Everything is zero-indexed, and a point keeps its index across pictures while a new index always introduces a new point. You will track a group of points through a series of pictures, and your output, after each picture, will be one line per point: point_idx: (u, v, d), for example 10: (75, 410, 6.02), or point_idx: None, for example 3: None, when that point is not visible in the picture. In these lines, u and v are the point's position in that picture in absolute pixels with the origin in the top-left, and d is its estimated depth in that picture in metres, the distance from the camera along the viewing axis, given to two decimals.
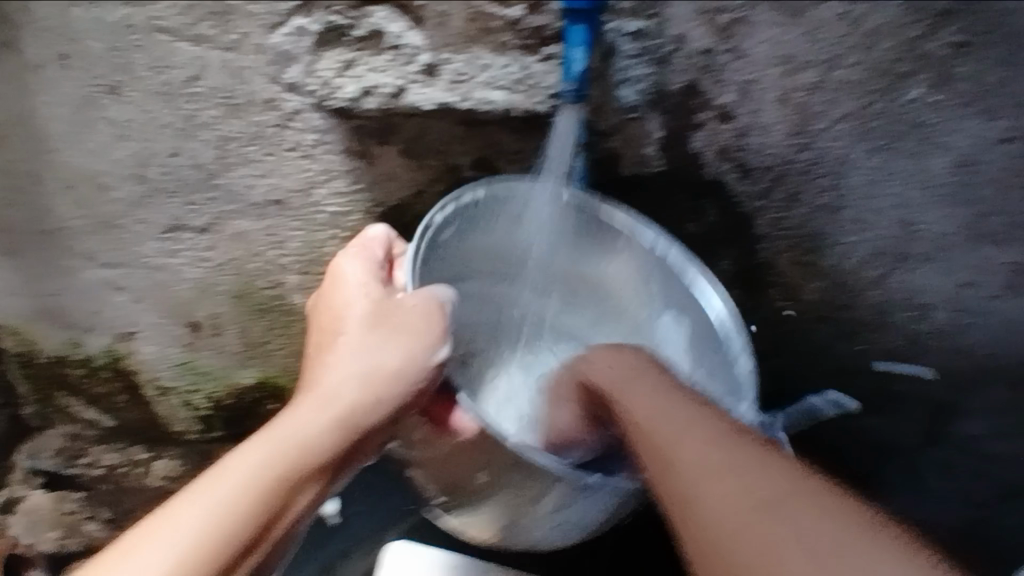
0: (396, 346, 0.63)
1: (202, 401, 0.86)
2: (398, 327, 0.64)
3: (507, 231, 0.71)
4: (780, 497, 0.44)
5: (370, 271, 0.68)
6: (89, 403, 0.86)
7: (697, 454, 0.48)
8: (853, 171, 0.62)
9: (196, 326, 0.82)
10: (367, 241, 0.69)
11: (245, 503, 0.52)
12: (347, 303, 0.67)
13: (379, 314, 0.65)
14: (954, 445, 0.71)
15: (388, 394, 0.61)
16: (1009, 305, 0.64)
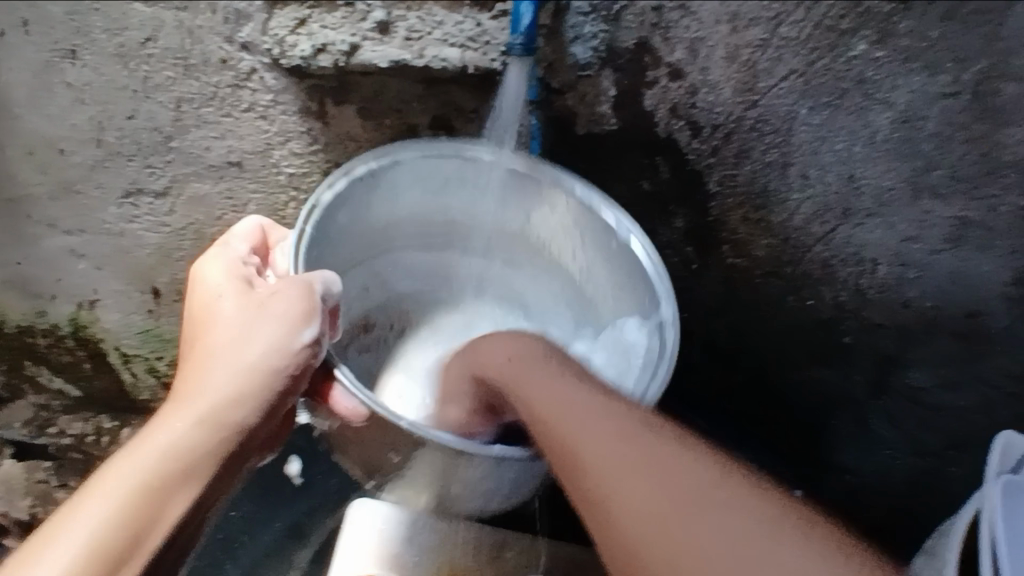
0: (234, 333, 0.59)
1: (166, 367, 0.93)
2: (270, 311, 0.59)
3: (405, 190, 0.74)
4: (675, 495, 0.46)
5: (236, 267, 0.65)
6: (58, 370, 0.90)
7: (645, 512, 0.46)
8: (797, 128, 0.64)
9: (156, 293, 0.86)
10: (237, 233, 0.68)
11: (112, 517, 0.52)
12: (207, 292, 0.63)
13: (248, 306, 0.61)
14: (901, 394, 0.76)
15: (257, 382, 0.58)
16: (949, 258, 0.66)
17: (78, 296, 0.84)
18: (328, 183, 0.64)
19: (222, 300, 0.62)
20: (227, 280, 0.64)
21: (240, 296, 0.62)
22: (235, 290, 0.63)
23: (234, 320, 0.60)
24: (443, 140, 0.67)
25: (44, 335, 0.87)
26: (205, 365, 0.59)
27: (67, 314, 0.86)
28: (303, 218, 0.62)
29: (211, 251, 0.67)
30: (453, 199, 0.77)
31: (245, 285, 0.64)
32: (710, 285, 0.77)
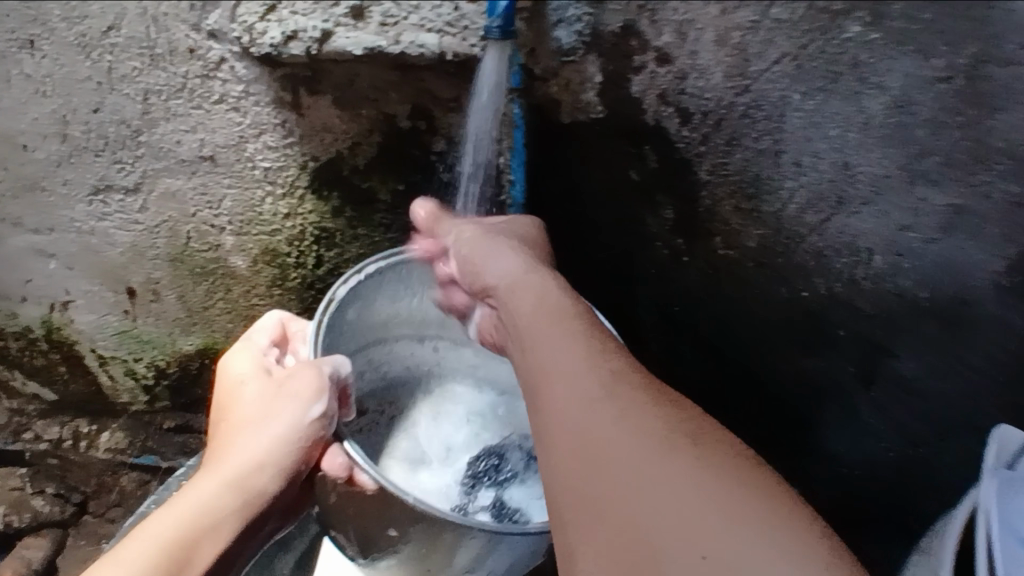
0: (262, 419, 0.67)
1: (144, 370, 0.89)
2: (287, 391, 0.67)
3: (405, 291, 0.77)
4: (611, 440, 0.44)
5: (258, 357, 0.73)
6: (31, 374, 0.89)
7: (583, 454, 0.45)
8: (790, 114, 0.62)
9: (131, 294, 0.81)
10: (261, 328, 0.74)
11: (158, 547, 0.61)
12: (235, 385, 0.71)
13: (265, 394, 0.69)
14: (887, 381, 0.73)
15: (280, 452, 0.66)
16: (942, 244, 0.62)
17: (49, 297, 0.81)
18: (342, 282, 0.67)
19: (240, 391, 0.70)
20: (255, 369, 0.72)
21: (262, 390, 0.70)
22: (258, 381, 0.71)
23: (250, 407, 0.69)
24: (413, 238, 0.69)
25: (16, 338, 0.84)
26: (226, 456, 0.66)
27: (40, 316, 0.83)
28: (320, 311, 0.65)
29: (233, 351, 0.73)
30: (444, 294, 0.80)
31: (266, 375, 0.71)
32: (696, 276, 0.75)
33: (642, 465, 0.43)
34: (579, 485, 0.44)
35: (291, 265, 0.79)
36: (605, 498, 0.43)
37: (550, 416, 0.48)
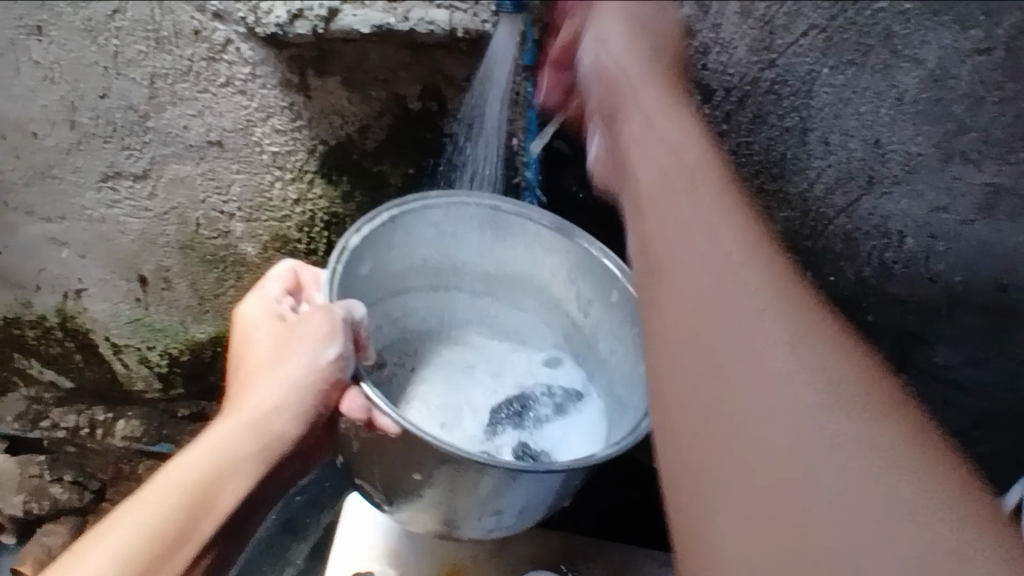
0: (279, 361, 0.62)
1: (158, 358, 0.88)
2: (301, 334, 0.62)
3: (413, 247, 0.73)
4: (730, 318, 0.40)
5: (270, 306, 0.69)
6: (48, 362, 0.89)
7: (714, 362, 0.39)
8: (819, 90, 0.59)
9: (142, 282, 0.81)
10: (272, 277, 0.71)
11: (167, 509, 0.56)
12: (252, 332, 0.67)
13: (281, 340, 0.64)
14: (924, 374, 0.70)
15: (298, 398, 0.62)
16: (983, 228, 0.61)
17: (63, 285, 0.80)
18: (355, 230, 0.64)
19: (256, 341, 0.66)
20: (272, 319, 0.68)
21: (278, 335, 0.66)
22: (274, 328, 0.67)
23: (267, 354, 0.65)
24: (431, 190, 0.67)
25: (32, 326, 0.84)
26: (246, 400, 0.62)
27: (54, 304, 0.82)
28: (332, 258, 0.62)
29: (248, 304, 0.69)
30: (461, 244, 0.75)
31: (281, 323, 0.67)
32: None
33: (771, 377, 0.38)
34: (708, 402, 0.39)
35: (301, 252, 0.78)
36: (714, 409, 0.39)
37: (673, 278, 0.43)
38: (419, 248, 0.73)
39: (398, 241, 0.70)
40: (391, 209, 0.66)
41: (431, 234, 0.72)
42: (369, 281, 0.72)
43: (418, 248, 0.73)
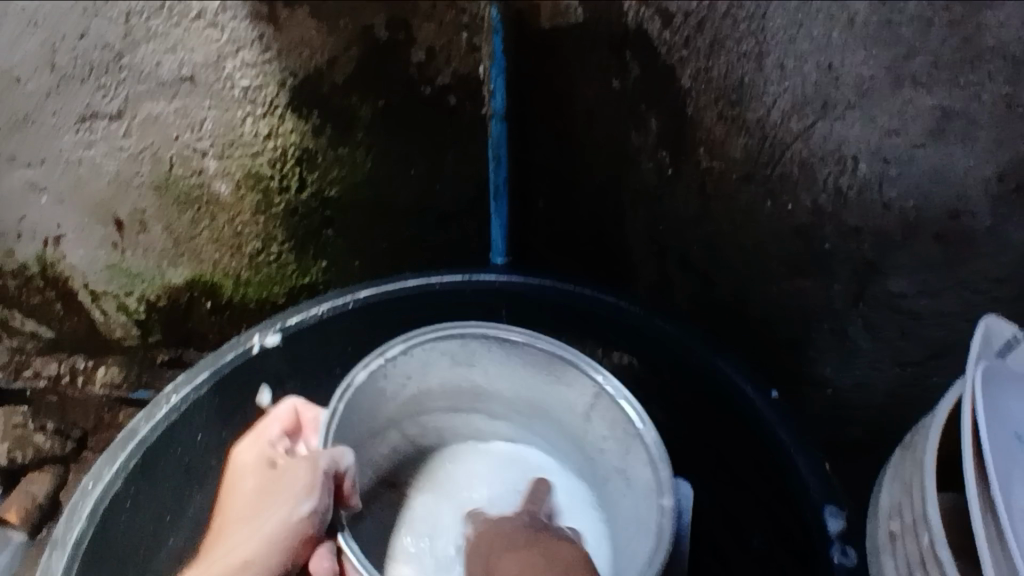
0: (263, 493, 0.63)
1: (135, 304, 0.89)
2: (280, 492, 0.60)
3: (427, 371, 0.68)
4: None
5: (262, 446, 0.67)
6: (30, 312, 0.90)
7: None
8: (774, 14, 0.60)
9: (118, 226, 0.81)
10: (273, 416, 0.69)
11: None
12: (242, 478, 0.68)
13: (263, 475, 0.65)
14: (879, 303, 0.74)
15: (266, 553, 0.59)
16: (931, 152, 0.63)
17: (43, 232, 0.81)
18: (361, 366, 0.62)
19: (247, 475, 0.67)
20: (262, 457, 0.67)
21: (262, 476, 0.65)
22: (257, 467, 0.66)
23: (254, 479, 0.66)
24: (435, 332, 0.65)
25: (13, 278, 0.85)
26: (246, 346, 0.70)
27: (34, 253, 0.83)
28: (333, 400, 0.60)
29: (256, 429, 0.69)
30: (481, 369, 0.69)
31: (269, 464, 0.65)
32: (681, 189, 0.71)
33: None
34: None
35: (274, 190, 0.77)
36: None
37: None
38: (434, 373, 0.68)
39: (402, 358, 0.65)
40: (402, 341, 0.64)
41: (433, 358, 0.67)
42: (357, 425, 0.65)
43: (434, 372, 0.68)
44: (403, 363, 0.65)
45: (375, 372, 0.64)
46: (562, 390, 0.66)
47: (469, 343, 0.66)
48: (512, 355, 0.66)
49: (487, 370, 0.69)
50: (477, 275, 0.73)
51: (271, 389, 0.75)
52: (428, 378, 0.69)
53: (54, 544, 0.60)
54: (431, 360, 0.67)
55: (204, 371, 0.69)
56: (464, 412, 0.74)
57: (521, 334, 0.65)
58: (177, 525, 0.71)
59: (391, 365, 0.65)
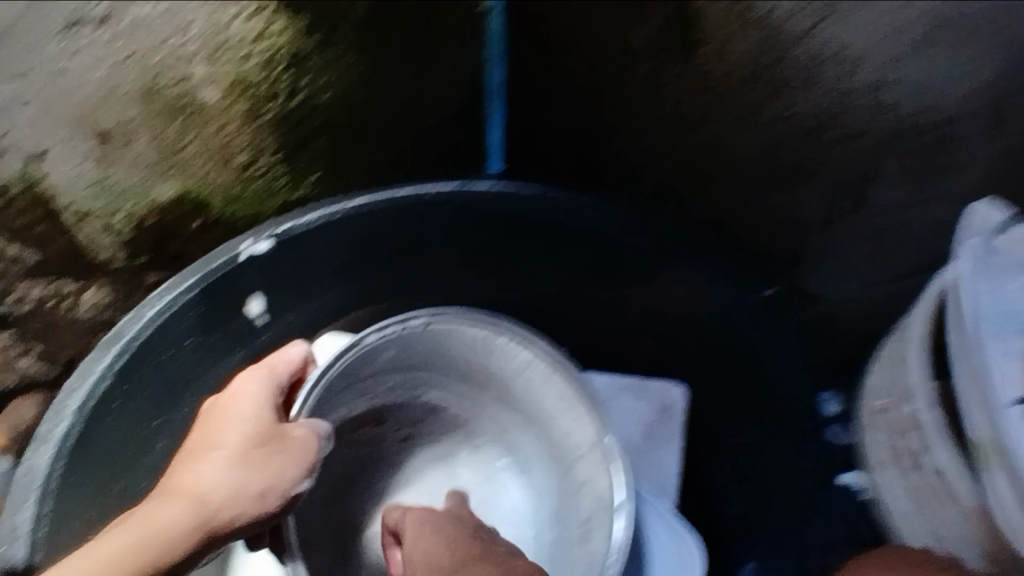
0: (235, 492, 0.58)
1: (124, 223, 0.78)
2: (278, 459, 0.60)
3: (450, 350, 0.69)
4: None
5: (266, 394, 0.63)
6: (20, 232, 0.72)
7: None
8: None
9: (102, 139, 0.70)
10: (284, 361, 0.66)
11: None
12: (230, 414, 0.61)
13: (246, 462, 0.59)
14: (868, 211, 0.76)
15: (234, 504, 0.58)
16: (933, 53, 0.62)
17: (22, 150, 0.67)
18: (375, 329, 0.64)
19: (219, 456, 0.59)
20: (251, 437, 0.60)
21: (243, 464, 0.58)
22: (241, 449, 0.59)
23: (229, 472, 0.58)
24: (447, 317, 0.66)
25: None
26: (235, 253, 0.68)
27: (17, 170, 0.68)
28: (337, 353, 0.63)
29: (253, 381, 0.64)
30: (495, 362, 0.69)
31: (255, 451, 0.59)
32: (676, 90, 0.71)
33: None
34: None
35: (263, 97, 0.71)
36: None
37: None
38: (452, 345, 0.68)
39: (421, 339, 0.67)
40: (423, 315, 0.65)
41: (457, 340, 0.68)
42: (366, 378, 0.69)
43: (454, 353, 0.69)
44: (414, 339, 0.67)
45: (396, 338, 0.66)
46: (564, 427, 0.67)
47: (491, 339, 0.67)
48: (532, 378, 0.67)
49: (505, 368, 0.68)
50: (472, 184, 0.72)
51: (264, 299, 0.75)
52: (432, 359, 0.70)
53: (41, 439, 0.64)
54: (447, 339, 0.68)
55: (192, 277, 0.68)
56: (485, 398, 0.74)
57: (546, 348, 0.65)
58: (169, 424, 0.72)
59: (410, 343, 0.67)
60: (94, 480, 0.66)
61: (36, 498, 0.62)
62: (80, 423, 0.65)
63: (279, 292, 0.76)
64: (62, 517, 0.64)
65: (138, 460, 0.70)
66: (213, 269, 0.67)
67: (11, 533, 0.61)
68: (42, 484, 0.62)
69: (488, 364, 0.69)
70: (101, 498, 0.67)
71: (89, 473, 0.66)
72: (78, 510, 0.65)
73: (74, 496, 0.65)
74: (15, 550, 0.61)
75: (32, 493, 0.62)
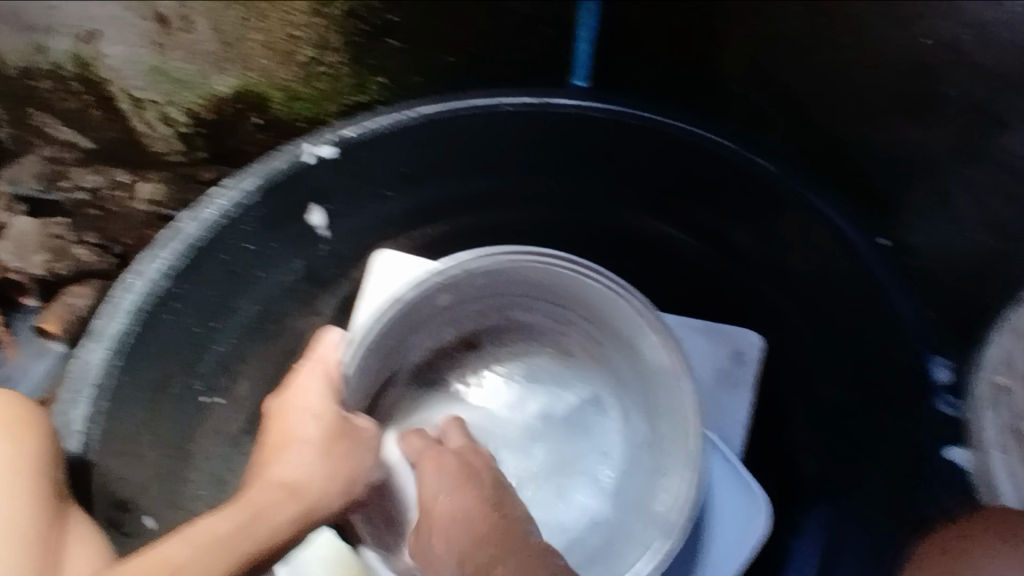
0: (325, 483, 0.57)
1: (179, 114, 0.76)
2: (356, 449, 0.60)
3: (511, 281, 0.64)
4: None
5: (330, 390, 0.60)
6: (67, 121, 0.75)
7: None
8: None
9: (152, 21, 0.71)
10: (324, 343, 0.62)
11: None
12: (296, 410, 0.60)
13: (330, 456, 0.58)
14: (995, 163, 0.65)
15: (325, 487, 0.57)
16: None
17: (73, 28, 0.74)
18: (413, 284, 0.60)
19: (303, 450, 0.58)
20: (332, 431, 0.59)
21: (326, 457, 0.58)
22: (323, 442, 0.58)
23: (318, 465, 0.57)
24: (495, 250, 0.61)
25: (47, 77, 0.74)
26: (296, 154, 0.68)
27: (70, 51, 0.74)
28: (375, 316, 0.59)
29: (310, 376, 0.60)
30: (555, 289, 0.65)
31: (339, 444, 0.59)
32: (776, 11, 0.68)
33: None
34: None
35: None
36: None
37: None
38: (515, 283, 0.65)
39: (472, 279, 0.62)
40: (470, 257, 0.61)
41: (510, 275, 0.63)
42: (428, 317, 0.65)
43: (518, 282, 0.64)
44: (466, 279, 0.62)
45: (445, 285, 0.62)
46: (641, 352, 0.63)
47: (544, 268, 0.62)
48: (602, 304, 0.63)
49: (581, 293, 0.64)
50: (551, 99, 0.68)
51: (324, 209, 0.72)
52: (502, 282, 0.65)
53: (94, 336, 0.63)
54: (500, 272, 0.63)
55: (253, 179, 0.68)
56: (561, 328, 0.69)
57: (599, 276, 0.61)
58: (224, 328, 0.69)
59: (458, 286, 0.63)
60: (150, 375, 0.65)
61: (91, 395, 0.61)
62: (137, 321, 0.64)
63: (338, 201, 0.72)
64: (118, 412, 0.63)
65: (193, 365, 0.68)
66: (275, 170, 0.68)
67: (66, 426, 0.61)
68: (97, 379, 0.62)
69: (562, 288, 0.64)
70: (155, 397, 0.65)
71: (142, 370, 0.64)
72: (133, 403, 0.64)
73: (128, 391, 0.63)
74: (74, 439, 0.60)
75: (88, 389, 0.61)
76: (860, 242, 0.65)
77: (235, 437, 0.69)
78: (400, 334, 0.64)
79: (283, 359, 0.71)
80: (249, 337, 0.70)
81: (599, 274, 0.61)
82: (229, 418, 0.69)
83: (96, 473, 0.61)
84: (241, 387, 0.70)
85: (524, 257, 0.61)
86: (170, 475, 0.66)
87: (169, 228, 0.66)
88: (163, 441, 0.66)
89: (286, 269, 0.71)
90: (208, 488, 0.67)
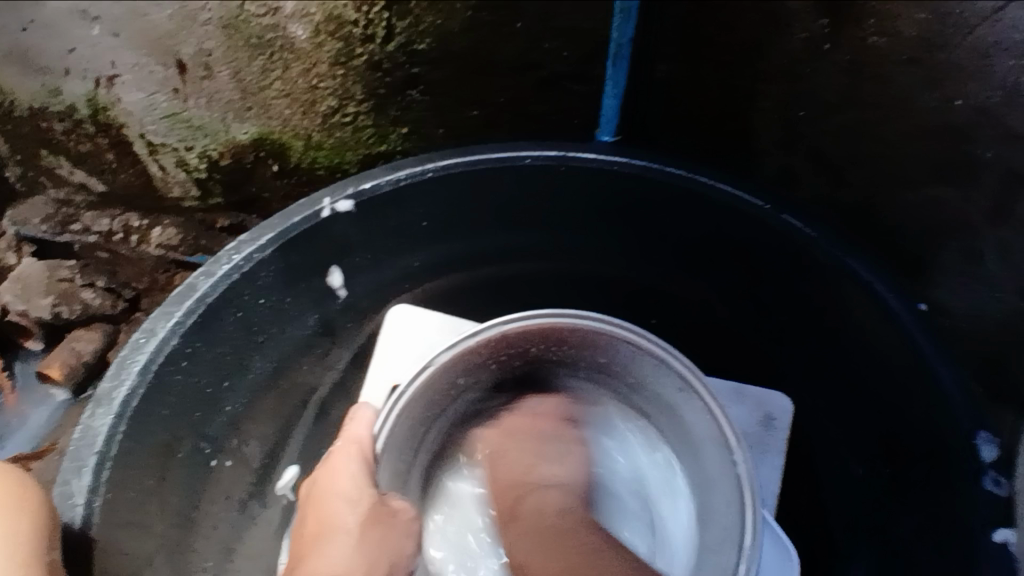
0: (363, 571, 0.59)
1: (196, 160, 0.73)
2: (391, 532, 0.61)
3: (554, 342, 0.65)
4: None
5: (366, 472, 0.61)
6: (80, 162, 0.70)
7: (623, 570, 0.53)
8: None
9: (181, 70, 0.65)
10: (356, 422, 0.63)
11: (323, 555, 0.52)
12: (331, 499, 0.61)
13: (366, 543, 0.60)
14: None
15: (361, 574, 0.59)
16: None
17: (91, 71, 0.62)
18: (447, 346, 0.61)
19: (341, 537, 0.60)
20: (365, 515, 0.60)
21: (362, 542, 0.60)
22: (361, 527, 0.60)
23: (354, 555, 0.59)
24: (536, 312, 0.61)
25: (60, 121, 0.66)
26: (316, 209, 0.66)
27: (84, 94, 0.64)
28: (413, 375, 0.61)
29: (344, 458, 0.61)
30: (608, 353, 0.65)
31: (372, 527, 0.60)
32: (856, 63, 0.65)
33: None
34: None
35: (358, 38, 0.66)
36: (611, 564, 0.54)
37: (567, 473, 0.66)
38: (556, 346, 0.66)
39: (512, 343, 0.64)
40: (502, 323, 0.61)
41: (553, 338, 0.64)
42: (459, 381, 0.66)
43: (559, 345, 0.65)
44: (505, 344, 0.65)
45: (473, 349, 0.63)
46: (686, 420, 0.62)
47: (580, 334, 0.63)
48: (639, 363, 0.63)
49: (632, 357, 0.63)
50: (573, 153, 0.66)
51: (343, 271, 0.71)
52: (537, 347, 0.65)
53: (99, 401, 0.60)
54: (541, 334, 0.64)
55: (268, 233, 0.65)
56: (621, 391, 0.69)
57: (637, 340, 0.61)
58: (236, 388, 0.68)
59: (496, 351, 0.65)
60: (159, 439, 0.63)
61: (96, 464, 0.58)
62: (145, 383, 0.61)
63: (355, 258, 0.71)
64: (119, 478, 0.59)
65: (202, 427, 0.66)
66: (293, 224, 0.66)
67: (66, 499, 0.57)
68: (101, 447, 0.58)
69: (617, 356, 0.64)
70: (165, 461, 0.64)
71: (151, 435, 0.62)
72: (136, 474, 0.61)
73: (132, 458, 0.60)
74: (73, 510, 0.56)
75: (91, 457, 0.58)
76: (902, 310, 0.62)
77: (241, 502, 0.68)
78: (434, 400, 0.65)
79: (289, 413, 0.71)
80: (261, 394, 0.69)
81: (629, 335, 0.61)
82: (237, 480, 0.68)
83: (97, 551, 0.57)
84: (250, 446, 0.69)
85: (567, 321, 0.62)
86: (175, 545, 0.64)
87: (181, 283, 0.64)
88: (169, 510, 0.64)
89: (300, 322, 0.70)
90: (215, 558, 0.66)
